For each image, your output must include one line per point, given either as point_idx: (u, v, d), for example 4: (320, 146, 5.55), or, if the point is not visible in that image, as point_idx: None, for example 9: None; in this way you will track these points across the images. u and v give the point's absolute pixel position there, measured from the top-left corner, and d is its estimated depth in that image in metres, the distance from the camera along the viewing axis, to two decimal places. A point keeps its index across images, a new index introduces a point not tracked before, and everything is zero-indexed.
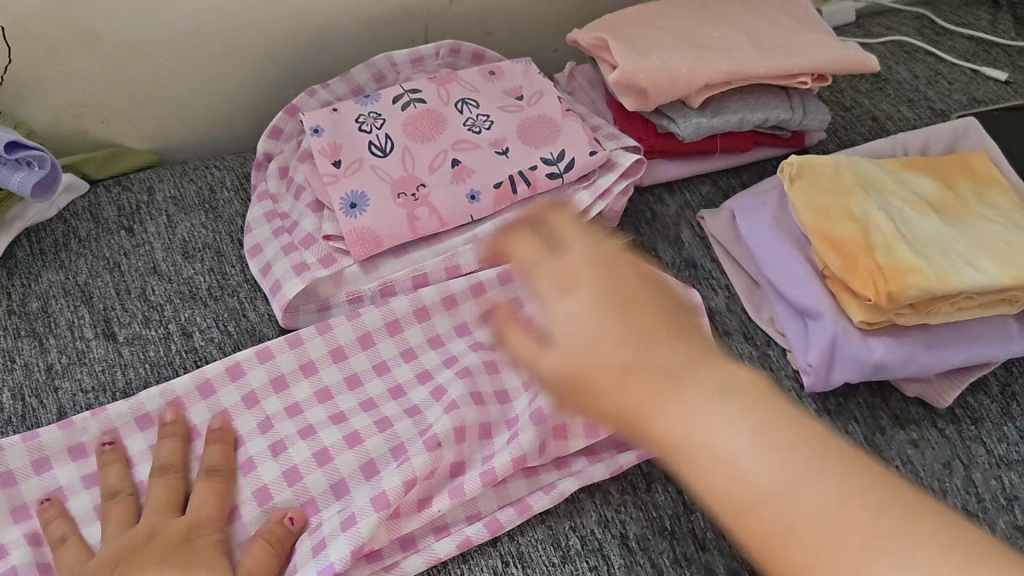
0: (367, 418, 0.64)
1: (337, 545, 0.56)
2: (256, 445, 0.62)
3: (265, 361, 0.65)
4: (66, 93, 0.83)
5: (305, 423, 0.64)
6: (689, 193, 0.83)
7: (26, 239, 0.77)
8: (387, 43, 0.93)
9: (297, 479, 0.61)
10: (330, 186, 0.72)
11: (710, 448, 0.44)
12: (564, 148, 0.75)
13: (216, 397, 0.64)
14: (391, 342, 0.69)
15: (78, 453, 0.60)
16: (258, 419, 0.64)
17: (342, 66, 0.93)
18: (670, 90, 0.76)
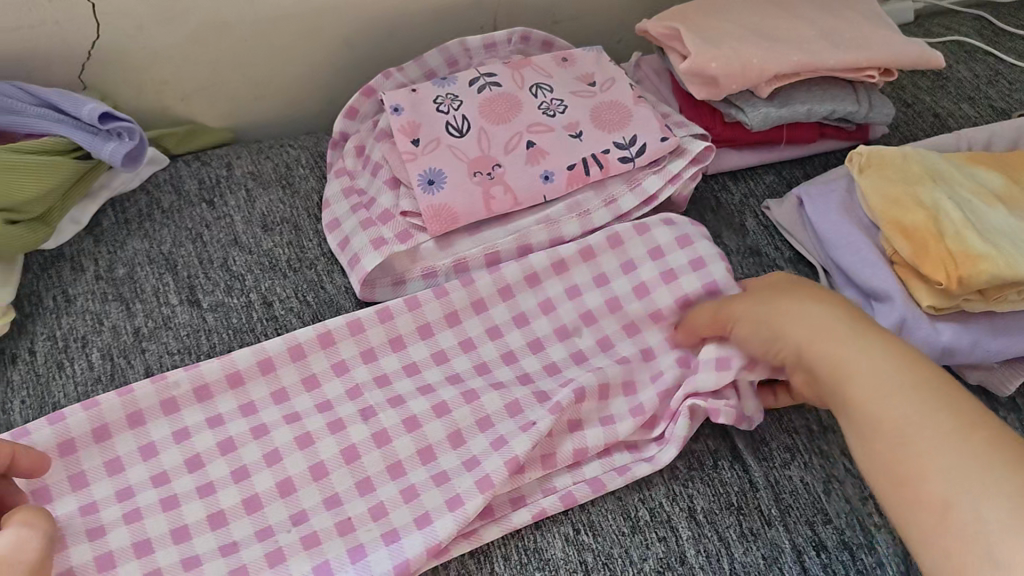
0: (454, 390, 0.67)
1: (443, 521, 0.59)
2: (346, 409, 0.65)
3: (355, 334, 0.68)
4: (149, 70, 0.86)
5: (394, 393, 0.66)
6: (753, 183, 0.85)
7: (112, 209, 0.79)
8: (456, 30, 0.95)
9: (386, 442, 0.63)
10: (409, 163, 0.74)
11: (886, 375, 0.55)
12: (636, 133, 0.77)
13: (306, 360, 0.66)
14: (477, 320, 0.71)
15: (170, 408, 0.63)
16: (347, 386, 0.66)
17: (413, 52, 0.96)
18: (741, 78, 0.77)
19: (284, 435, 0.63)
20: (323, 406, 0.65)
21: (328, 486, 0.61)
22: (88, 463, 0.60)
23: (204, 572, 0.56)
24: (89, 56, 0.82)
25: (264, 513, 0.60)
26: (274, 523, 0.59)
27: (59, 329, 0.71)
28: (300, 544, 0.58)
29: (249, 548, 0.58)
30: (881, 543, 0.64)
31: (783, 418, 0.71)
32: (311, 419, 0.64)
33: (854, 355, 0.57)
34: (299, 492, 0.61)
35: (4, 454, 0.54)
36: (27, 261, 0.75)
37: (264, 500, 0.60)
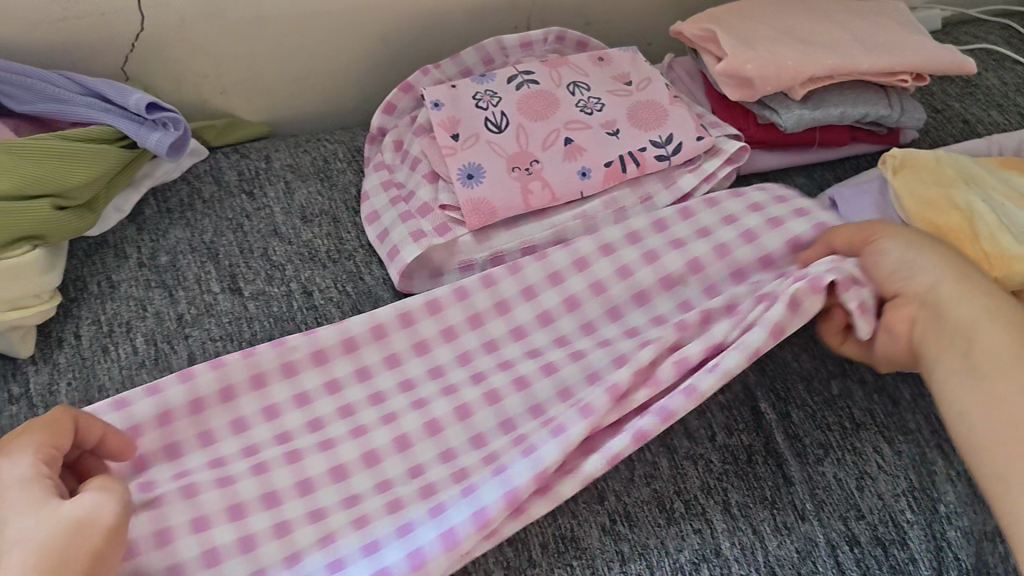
0: (533, 364, 0.67)
1: (519, 470, 0.56)
2: (428, 387, 0.65)
3: (434, 314, 0.68)
4: (190, 64, 0.87)
5: (476, 370, 0.66)
6: (785, 184, 0.86)
7: (153, 198, 0.81)
8: (491, 30, 0.96)
9: (467, 417, 0.63)
10: (449, 158, 0.76)
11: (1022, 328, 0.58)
12: (672, 132, 0.78)
13: (387, 339, 0.67)
14: (554, 291, 0.71)
15: (257, 385, 0.63)
16: (427, 365, 0.67)
17: (447, 51, 0.97)
18: (777, 80, 0.78)
19: (367, 414, 0.63)
20: (375, 398, 0.64)
21: (412, 457, 0.61)
22: (175, 435, 0.61)
23: (268, 550, 0.55)
24: (133, 49, 0.84)
25: (350, 483, 0.59)
26: (327, 506, 0.58)
27: (104, 315, 0.72)
28: (383, 510, 0.57)
29: (336, 515, 0.57)
30: (914, 540, 0.65)
31: (815, 414, 0.72)
32: (365, 414, 0.63)
33: (979, 308, 0.60)
34: (384, 462, 0.61)
35: (95, 433, 0.54)
36: (72, 247, 0.76)
37: (317, 483, 0.59)
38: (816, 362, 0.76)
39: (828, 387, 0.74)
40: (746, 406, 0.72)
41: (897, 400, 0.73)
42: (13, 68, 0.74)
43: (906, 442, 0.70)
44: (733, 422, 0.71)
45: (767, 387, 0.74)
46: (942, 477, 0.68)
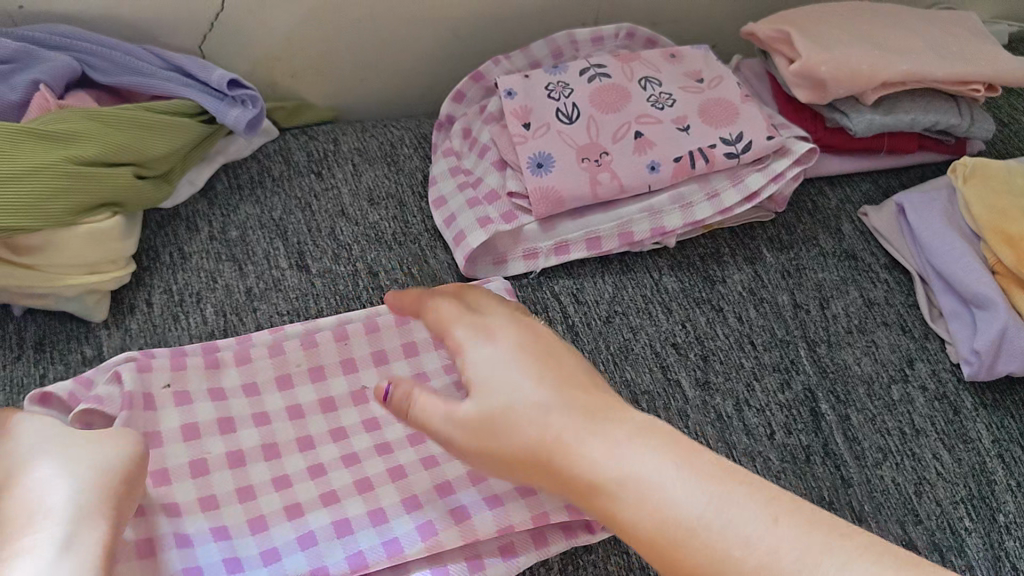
0: None
1: None
2: None
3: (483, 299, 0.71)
4: (266, 46, 0.89)
5: None
6: (850, 188, 0.85)
7: (225, 174, 0.82)
8: (559, 26, 0.97)
9: None
10: (520, 146, 0.77)
11: None
12: (742, 131, 0.79)
13: None
14: None
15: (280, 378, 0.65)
16: None
17: (515, 44, 0.98)
18: (849, 83, 0.79)
19: None
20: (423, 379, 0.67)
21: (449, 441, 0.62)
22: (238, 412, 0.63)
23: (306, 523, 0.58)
24: (212, 28, 0.85)
25: (361, 469, 0.61)
26: (371, 479, 0.60)
27: (175, 284, 0.73)
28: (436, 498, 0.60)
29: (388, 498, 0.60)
30: (972, 548, 0.64)
31: (876, 418, 0.71)
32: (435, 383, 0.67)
33: None
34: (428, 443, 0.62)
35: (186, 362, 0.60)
36: (146, 217, 0.78)
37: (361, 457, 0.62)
38: (878, 366, 0.74)
39: (888, 391, 0.72)
40: (806, 406, 0.71)
41: (958, 409, 0.72)
42: (102, 41, 0.76)
43: (966, 450, 0.69)
44: (791, 421, 0.70)
45: (827, 388, 0.72)
46: (1002, 487, 0.67)
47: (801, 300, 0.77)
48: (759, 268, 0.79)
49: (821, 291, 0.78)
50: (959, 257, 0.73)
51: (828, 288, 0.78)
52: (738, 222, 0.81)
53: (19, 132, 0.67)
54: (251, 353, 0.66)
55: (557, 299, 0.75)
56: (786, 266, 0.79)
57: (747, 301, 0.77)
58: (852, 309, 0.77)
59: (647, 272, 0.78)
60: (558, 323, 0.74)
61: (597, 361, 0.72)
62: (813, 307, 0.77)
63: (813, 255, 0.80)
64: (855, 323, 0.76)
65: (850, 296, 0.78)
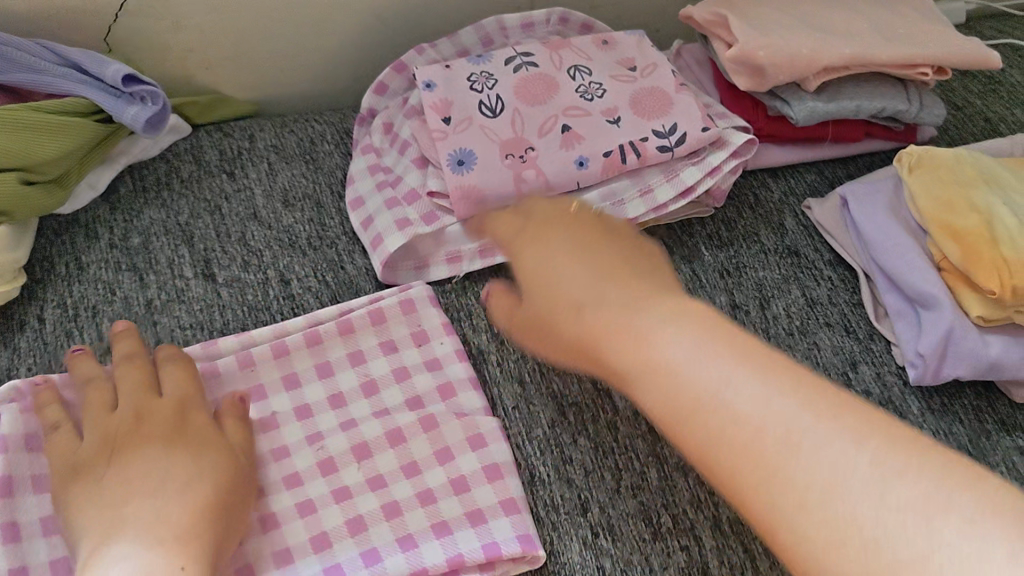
0: (475, 398, 0.65)
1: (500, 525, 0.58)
2: (393, 395, 0.65)
3: (407, 314, 0.68)
4: (177, 38, 0.83)
5: (445, 380, 0.65)
6: (793, 179, 0.81)
7: (129, 175, 0.77)
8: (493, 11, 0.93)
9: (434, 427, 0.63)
10: (440, 142, 0.72)
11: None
12: (676, 122, 0.74)
13: (354, 337, 0.67)
14: (445, 340, 0.67)
15: None
16: (395, 367, 0.66)
17: (447, 31, 0.93)
18: (789, 69, 0.74)
19: (327, 419, 0.63)
20: (337, 400, 0.64)
21: (372, 467, 0.60)
22: None
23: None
24: (116, 19, 0.80)
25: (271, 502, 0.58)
26: (280, 514, 0.58)
27: (70, 296, 0.68)
28: (346, 529, 0.57)
29: (292, 525, 0.57)
30: None
31: None
32: (356, 405, 0.64)
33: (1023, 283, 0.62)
34: (342, 471, 0.60)
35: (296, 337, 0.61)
36: (42, 224, 0.72)
37: (304, 477, 0.60)
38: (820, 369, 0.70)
39: None
40: None
41: (904, 415, 0.67)
42: None
43: None
44: None
45: None
46: None
47: (740, 300, 0.73)
48: (697, 268, 0.75)
49: (762, 291, 0.74)
50: (902, 254, 0.69)
51: (769, 287, 0.74)
52: (675, 218, 0.77)
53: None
54: None
55: (483, 305, 0.71)
56: (724, 265, 0.75)
57: None
58: (793, 309, 0.73)
59: None
60: (483, 332, 0.70)
61: (523, 372, 0.68)
62: (753, 308, 0.73)
63: (753, 252, 0.76)
64: (797, 324, 0.72)
65: (792, 295, 0.74)
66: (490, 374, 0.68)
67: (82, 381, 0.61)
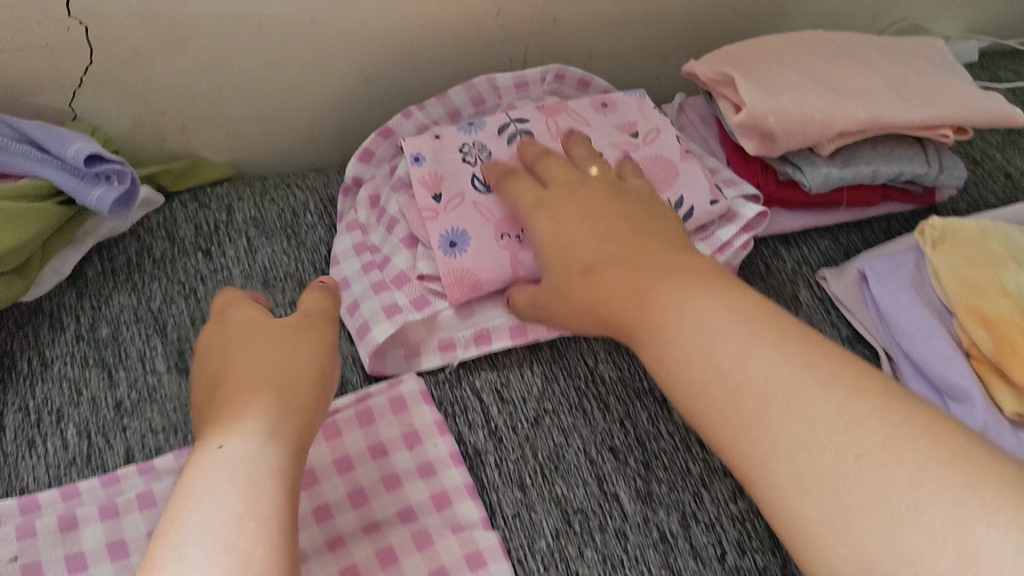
0: (472, 507, 0.60)
1: None
2: (384, 506, 0.59)
3: (398, 414, 0.64)
4: (148, 101, 0.78)
5: (440, 488, 0.60)
6: (807, 248, 0.77)
7: (97, 255, 0.72)
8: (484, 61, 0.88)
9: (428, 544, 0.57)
10: (429, 221, 0.67)
11: None
12: (682, 194, 0.70)
13: (341, 439, 0.61)
14: (440, 442, 0.63)
15: (146, 504, 0.57)
16: (384, 474, 0.61)
17: (437, 84, 0.88)
18: (801, 135, 0.69)
19: (309, 537, 0.57)
20: (321, 514, 0.58)
21: None
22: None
23: None
24: (80, 85, 0.74)
25: None
26: None
27: (32, 399, 0.63)
28: None
29: None
30: None
31: None
32: (344, 518, 0.58)
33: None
34: None
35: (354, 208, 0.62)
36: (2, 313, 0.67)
37: None
38: None
39: None
40: (761, 520, 0.62)
41: None
42: None
43: None
44: (744, 539, 0.61)
45: None
46: None
47: None
48: None
49: None
50: (929, 340, 0.65)
51: None
52: None
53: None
54: (118, 505, 0.57)
55: (479, 398, 0.66)
56: None
57: None
58: None
59: (580, 359, 0.70)
60: (479, 428, 0.65)
61: (523, 475, 0.63)
62: None
63: None
64: None
65: None
66: (488, 476, 0.63)
67: (42, 501, 0.56)
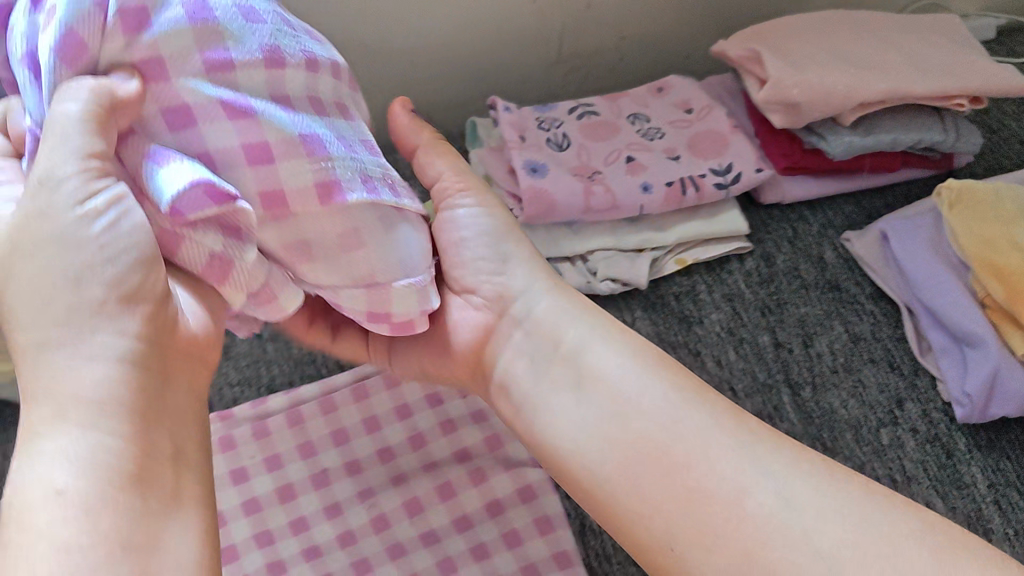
0: (520, 448, 0.66)
1: None
2: (442, 448, 0.66)
3: None
4: None
5: (492, 431, 0.66)
6: (832, 212, 0.82)
7: None
8: (515, 66, 0.91)
9: (482, 479, 0.64)
10: (516, 151, 0.73)
11: None
12: (732, 161, 0.76)
13: (400, 389, 0.68)
14: None
15: (227, 445, 0.64)
16: (440, 420, 0.67)
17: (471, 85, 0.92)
18: (826, 106, 0.74)
19: (377, 474, 0.64)
20: (386, 455, 0.65)
21: (423, 522, 0.62)
22: (226, 503, 0.62)
23: None
24: None
25: (311, 534, 0.61)
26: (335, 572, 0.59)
27: None
28: None
29: None
30: None
31: (865, 466, 0.67)
32: (405, 458, 0.65)
33: None
34: (394, 527, 0.61)
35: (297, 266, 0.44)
36: None
37: (359, 534, 0.61)
38: (865, 408, 0.70)
39: (877, 437, 0.68)
40: None
41: (951, 452, 0.67)
42: None
43: (961, 497, 0.65)
44: None
45: (812, 436, 0.68)
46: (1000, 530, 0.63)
47: (783, 339, 0.73)
48: (738, 306, 0.75)
49: (804, 328, 0.74)
50: (945, 292, 0.70)
51: (811, 324, 0.74)
52: (713, 256, 0.77)
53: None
54: (235, 438, 0.64)
55: None
56: (766, 303, 0.75)
57: (726, 342, 0.73)
58: (835, 343, 0.73)
59: (619, 315, 0.74)
60: None
61: None
62: (796, 346, 0.73)
63: (794, 287, 0.76)
64: (841, 362, 0.72)
65: (834, 331, 0.74)
66: None
67: None
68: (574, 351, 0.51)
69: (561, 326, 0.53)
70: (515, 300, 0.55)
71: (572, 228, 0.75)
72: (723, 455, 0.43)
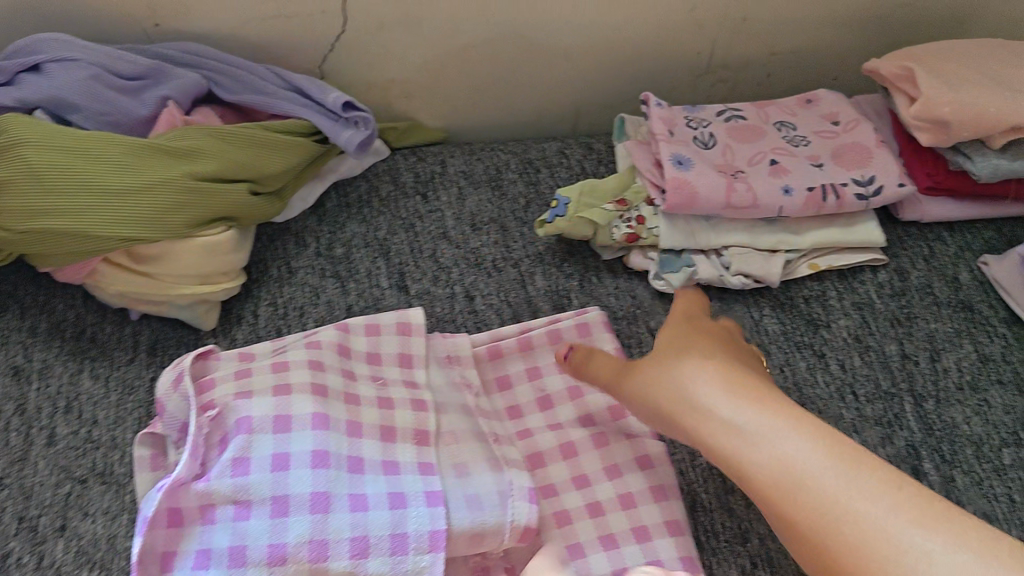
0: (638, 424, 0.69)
1: (665, 544, 0.62)
2: (566, 412, 0.70)
3: (583, 337, 0.73)
4: (380, 70, 0.87)
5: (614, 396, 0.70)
6: (970, 235, 0.82)
7: (335, 191, 0.84)
8: (667, 71, 0.95)
9: (603, 445, 0.67)
10: (664, 144, 0.77)
11: None
12: (875, 174, 0.78)
13: (532, 353, 0.73)
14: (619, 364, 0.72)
15: None
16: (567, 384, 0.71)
17: (623, 86, 0.96)
18: (974, 127, 0.75)
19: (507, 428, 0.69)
20: (515, 412, 0.70)
21: (544, 476, 0.66)
22: None
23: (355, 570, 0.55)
24: (332, 49, 0.84)
25: None
26: None
27: (280, 297, 0.76)
28: None
29: None
30: None
31: (984, 481, 0.67)
32: (532, 416, 0.70)
33: None
34: None
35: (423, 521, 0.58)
36: (259, 230, 0.80)
37: None
38: (988, 427, 0.70)
39: (999, 455, 0.68)
40: (908, 463, 0.68)
41: None
42: (227, 59, 0.79)
43: None
44: None
45: (932, 446, 0.69)
46: None
47: (910, 351, 0.74)
48: (867, 315, 0.76)
49: (932, 343, 0.75)
50: None
51: (940, 340, 0.75)
52: (846, 265, 0.79)
53: (118, 148, 0.69)
54: None
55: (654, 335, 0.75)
56: (895, 314, 0.76)
57: (853, 349, 0.74)
58: (964, 361, 0.74)
59: (746, 312, 0.76)
60: None
61: None
62: (923, 360, 0.74)
63: (926, 303, 0.77)
64: (967, 379, 0.73)
65: (963, 350, 0.74)
66: None
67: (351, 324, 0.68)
68: (798, 477, 0.47)
69: (774, 445, 0.49)
70: (735, 437, 0.51)
71: (709, 222, 0.77)
72: (865, 492, 0.45)
